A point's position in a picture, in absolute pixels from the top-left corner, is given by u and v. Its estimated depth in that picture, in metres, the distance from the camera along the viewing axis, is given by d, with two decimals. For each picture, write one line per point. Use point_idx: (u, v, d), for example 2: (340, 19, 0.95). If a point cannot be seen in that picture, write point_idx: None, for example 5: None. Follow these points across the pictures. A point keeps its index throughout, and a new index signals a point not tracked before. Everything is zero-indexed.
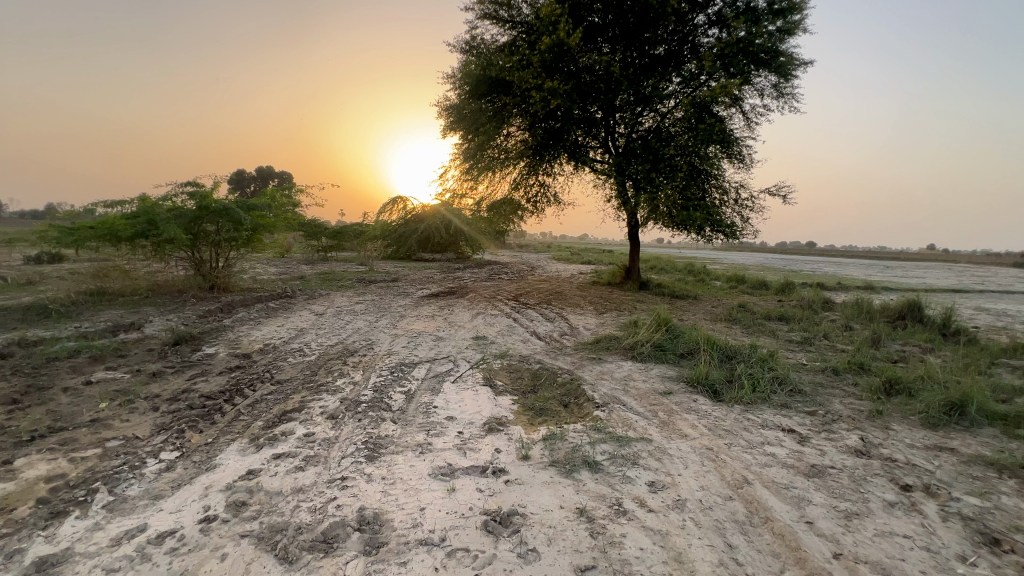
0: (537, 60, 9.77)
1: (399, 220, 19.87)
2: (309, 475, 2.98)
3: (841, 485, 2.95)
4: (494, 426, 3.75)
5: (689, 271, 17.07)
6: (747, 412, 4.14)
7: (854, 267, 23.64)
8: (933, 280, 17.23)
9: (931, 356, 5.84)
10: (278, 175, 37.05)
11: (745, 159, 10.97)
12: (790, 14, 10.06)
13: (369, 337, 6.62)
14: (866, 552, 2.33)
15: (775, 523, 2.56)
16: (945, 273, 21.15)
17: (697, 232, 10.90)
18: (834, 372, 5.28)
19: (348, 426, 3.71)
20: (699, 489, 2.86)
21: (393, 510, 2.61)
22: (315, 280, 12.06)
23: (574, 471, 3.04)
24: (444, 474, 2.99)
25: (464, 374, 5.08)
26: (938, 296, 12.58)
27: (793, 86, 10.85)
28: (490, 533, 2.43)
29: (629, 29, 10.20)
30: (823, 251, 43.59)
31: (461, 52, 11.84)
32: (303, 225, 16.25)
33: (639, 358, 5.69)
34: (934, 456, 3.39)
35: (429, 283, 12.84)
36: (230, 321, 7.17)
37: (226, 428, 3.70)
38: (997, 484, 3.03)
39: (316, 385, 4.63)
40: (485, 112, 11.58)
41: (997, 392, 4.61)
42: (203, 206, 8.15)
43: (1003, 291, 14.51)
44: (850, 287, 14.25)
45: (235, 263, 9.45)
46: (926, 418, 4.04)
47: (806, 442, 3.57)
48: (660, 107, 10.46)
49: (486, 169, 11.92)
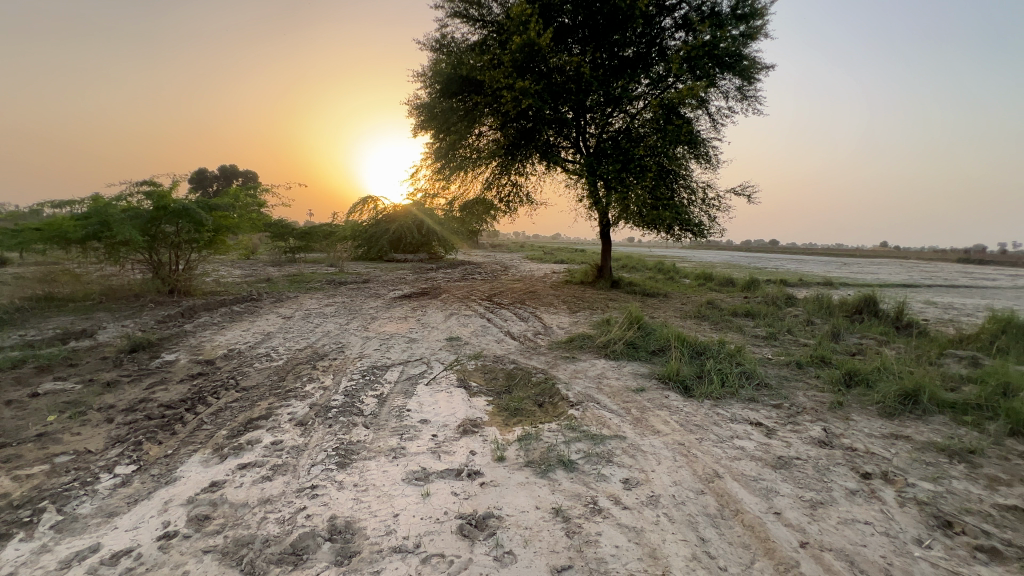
0: (508, 59, 9.77)
1: (369, 220, 19.55)
2: (277, 485, 2.88)
3: (806, 475, 3.05)
4: (469, 428, 3.71)
5: (658, 269, 17.41)
6: (716, 406, 4.24)
7: (814, 264, 24.70)
8: (886, 276, 18.05)
9: (886, 348, 6.15)
10: (244, 175, 35.93)
11: (711, 159, 11.24)
12: (753, 19, 10.36)
13: (340, 340, 6.48)
14: (831, 540, 2.41)
15: (745, 515, 2.62)
16: (897, 268, 22.30)
17: (666, 231, 11.15)
18: (798, 366, 5.48)
19: (318, 432, 3.61)
20: (672, 485, 2.91)
21: (366, 518, 2.54)
22: (282, 282, 11.72)
23: (549, 471, 3.04)
24: (418, 479, 2.94)
25: (438, 376, 5.03)
26: (890, 291, 13.27)
27: (756, 89, 11.17)
28: (465, 537, 2.39)
29: (599, 30, 10.32)
30: (782, 249, 45.51)
31: (432, 50, 11.75)
32: (270, 225, 15.71)
33: (612, 355, 5.76)
34: (891, 444, 3.56)
35: (401, 284, 12.72)
36: (192, 327, 6.87)
37: (188, 438, 3.54)
38: (947, 469, 3.21)
39: (283, 391, 4.48)
40: (456, 111, 11.52)
41: (946, 380, 4.88)
42: (160, 206, 7.75)
43: (948, 285, 15.40)
44: (810, 283, 14.83)
45: (196, 265, 9.08)
46: (882, 407, 4.24)
47: (772, 434, 3.68)
48: (630, 108, 10.62)
49: (457, 168, 11.82)
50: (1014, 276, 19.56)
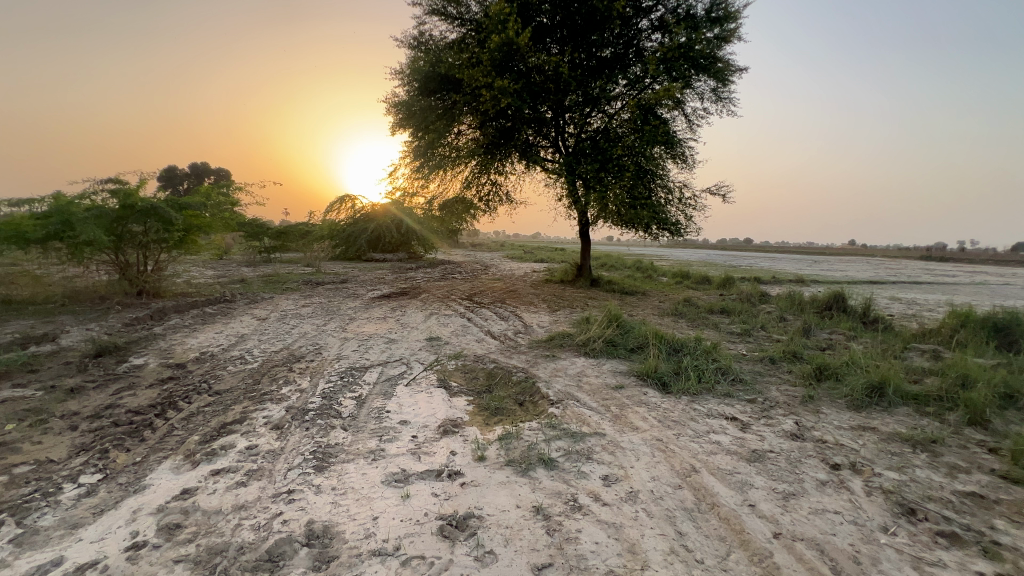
0: (487, 58, 9.75)
1: (347, 220, 19.24)
2: (252, 490, 2.81)
3: (779, 468, 3.14)
4: (450, 428, 3.69)
5: (637, 267, 17.63)
6: (693, 402, 4.33)
7: (786, 262, 25.42)
8: (854, 273, 18.66)
9: (854, 343, 6.36)
10: (215, 173, 34.87)
11: (688, 160, 11.44)
12: (727, 22, 10.57)
13: (318, 341, 6.37)
14: (802, 530, 2.49)
15: (721, 508, 2.68)
16: (865, 266, 23.06)
17: (644, 230, 11.28)
18: (771, 361, 5.63)
19: (295, 436, 3.54)
20: (651, 480, 2.95)
21: (344, 522, 2.50)
22: (257, 283, 11.45)
23: (530, 469, 3.05)
24: (398, 481, 2.91)
25: (418, 376, 4.99)
26: (858, 288, 13.75)
27: (730, 90, 11.41)
28: (445, 538, 2.38)
29: (577, 30, 10.38)
30: (755, 247, 46.61)
31: (410, 47, 11.65)
32: (243, 224, 15.30)
33: (592, 353, 5.81)
34: (859, 436, 3.68)
35: (380, 284, 12.54)
36: (162, 329, 6.65)
37: (158, 444, 3.43)
38: (911, 458, 3.34)
39: (258, 394, 4.38)
40: (435, 110, 11.44)
41: (910, 373, 5.08)
42: (127, 205, 7.49)
43: (912, 281, 16.03)
44: (783, 280, 15.23)
45: (166, 266, 8.80)
46: (851, 400, 4.39)
47: (747, 429, 3.77)
48: (608, 108, 10.73)
49: (436, 167, 11.73)
50: (973, 273, 20.51)
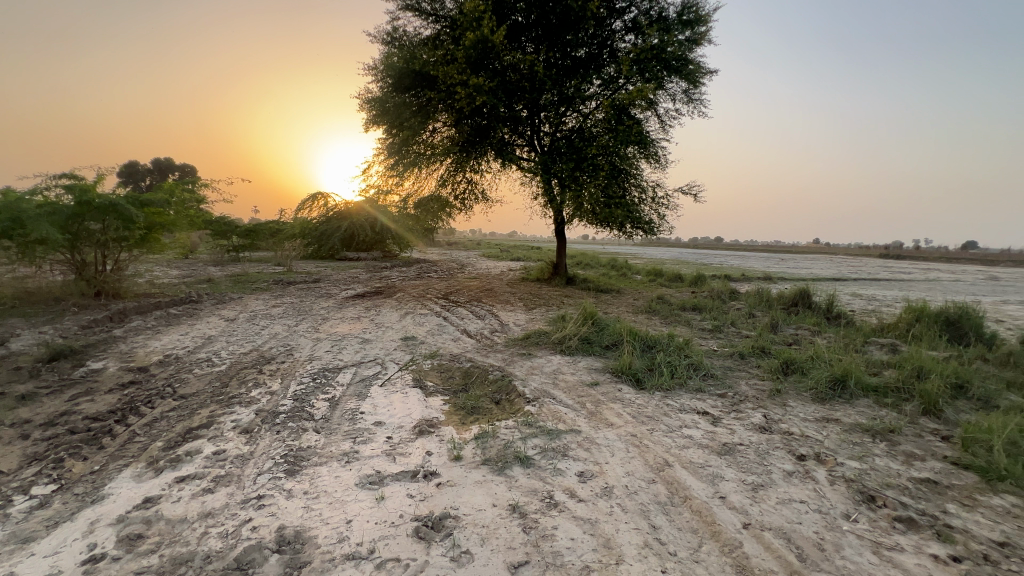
0: (462, 55, 9.69)
1: (320, 218, 18.82)
2: (219, 497, 2.72)
3: (748, 460, 3.23)
4: (425, 428, 3.66)
5: (612, 265, 17.85)
6: (666, 398, 4.41)
7: (755, 260, 26.16)
8: (818, 271, 19.35)
9: (818, 338, 6.60)
10: (179, 168, 33.51)
11: (660, 160, 11.64)
12: (698, 25, 10.78)
13: (289, 342, 6.22)
14: (770, 520, 2.56)
15: (693, 501, 2.74)
16: (829, 263, 23.93)
17: (618, 228, 11.43)
18: (741, 356, 5.79)
19: (265, 439, 3.44)
20: (625, 475, 3.00)
21: (317, 526, 2.45)
22: (225, 283, 11.08)
23: (506, 468, 3.05)
24: (372, 483, 2.87)
25: (393, 377, 4.92)
26: (822, 285, 14.29)
27: (701, 92, 11.65)
28: (421, 539, 2.36)
29: (552, 29, 10.41)
30: (725, 245, 47.77)
31: (383, 43, 11.48)
32: (209, 222, 14.77)
33: (567, 351, 5.86)
34: (823, 427, 3.83)
35: (354, 283, 12.31)
36: (122, 332, 6.36)
37: (118, 452, 3.28)
38: (871, 447, 3.49)
39: (226, 397, 4.24)
40: (410, 106, 11.30)
41: (870, 365, 5.30)
42: (84, 201, 7.14)
43: (872, 278, 16.74)
44: (751, 278, 15.69)
45: (126, 266, 8.42)
46: (815, 393, 4.56)
47: (718, 422, 3.87)
48: (583, 108, 10.83)
49: (411, 165, 11.59)
50: (928, 270, 21.54)
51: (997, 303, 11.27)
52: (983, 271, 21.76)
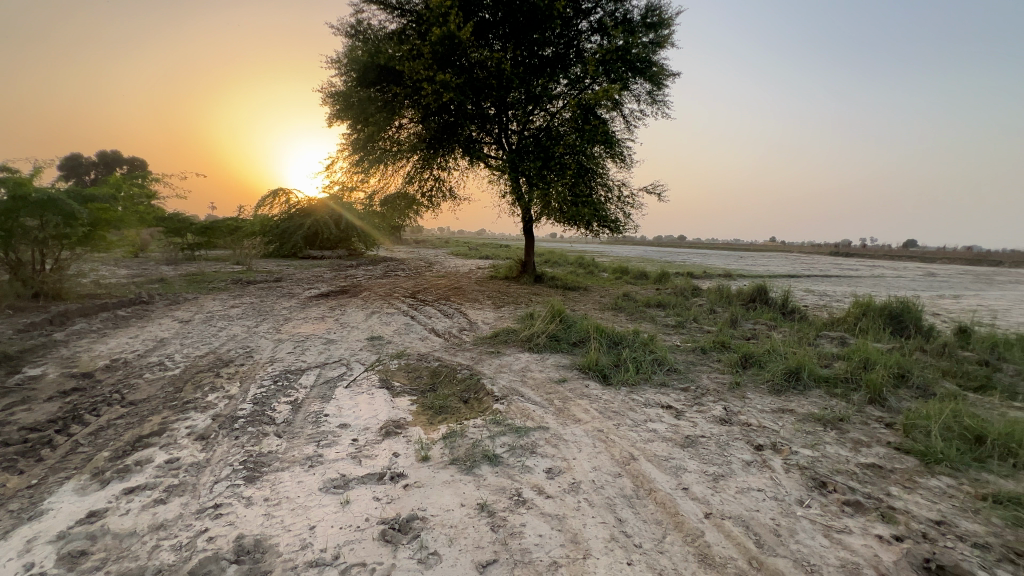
0: (428, 51, 9.58)
1: (281, 215, 18.20)
2: (172, 508, 2.59)
3: (709, 451, 3.33)
4: (392, 429, 3.60)
5: (579, 263, 18.06)
6: (632, 393, 4.50)
7: (716, 258, 27.10)
8: (775, 268, 20.21)
9: (775, 333, 6.90)
10: (126, 161, 31.61)
11: (626, 159, 11.86)
12: (661, 28, 11.02)
13: (249, 344, 5.98)
14: (730, 509, 2.66)
15: (657, 493, 2.81)
16: (784, 261, 25.04)
17: (585, 227, 11.58)
18: (702, 351, 5.98)
19: (223, 446, 3.30)
20: (592, 470, 3.04)
21: (278, 534, 2.37)
22: (178, 283, 10.54)
23: (474, 467, 3.04)
24: (337, 487, 2.80)
25: (358, 378, 4.81)
26: (777, 281, 14.94)
27: (664, 94, 11.93)
28: (388, 543, 2.32)
29: (519, 27, 10.40)
30: (687, 243, 49.18)
31: (347, 36, 11.20)
32: (161, 219, 13.99)
33: (536, 348, 5.89)
34: (778, 417, 4.00)
35: (318, 282, 11.95)
36: (64, 336, 5.95)
37: (59, 464, 3.07)
38: (822, 435, 3.67)
39: (180, 403, 4.04)
40: (375, 101, 11.06)
41: (821, 358, 5.58)
42: (18, 196, 6.63)
43: (823, 275, 17.62)
44: (713, 275, 16.23)
45: (68, 265, 7.88)
46: (772, 385, 4.76)
47: (681, 416, 3.98)
48: (550, 107, 10.90)
49: (377, 161, 11.35)
50: (875, 267, 22.80)
51: (934, 297, 12.10)
52: (922, 267, 23.32)
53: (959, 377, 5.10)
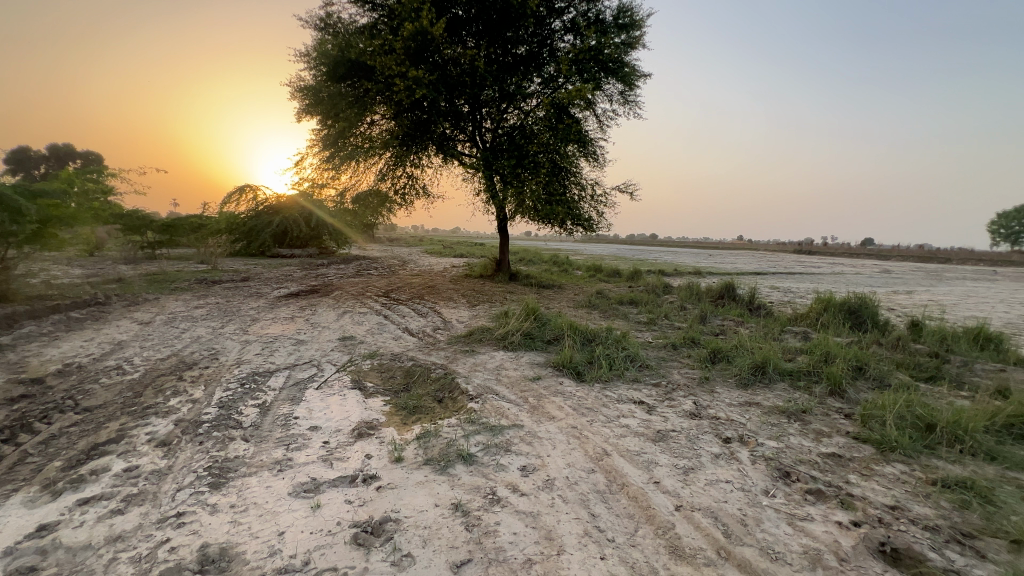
0: (400, 46, 9.44)
1: (247, 212, 17.62)
2: (131, 518, 2.47)
3: (679, 445, 3.41)
4: (365, 430, 3.54)
5: (553, 261, 18.15)
6: (605, 389, 4.57)
7: (686, 256, 27.71)
8: (742, 265, 20.81)
9: (742, 328, 7.11)
10: (79, 155, 29.96)
11: (599, 158, 11.98)
12: (632, 30, 11.18)
13: (214, 345, 5.77)
14: (700, 501, 2.72)
15: (630, 488, 2.85)
16: (751, 259, 25.83)
17: (559, 225, 11.65)
18: (673, 347, 6.11)
19: (186, 452, 3.18)
20: (566, 467, 3.06)
21: (245, 541, 2.30)
22: (137, 283, 10.07)
23: (449, 467, 3.01)
24: (307, 491, 2.73)
25: (330, 379, 4.71)
26: (744, 279, 15.39)
27: (636, 94, 12.11)
28: (360, 546, 2.28)
29: (492, 25, 10.35)
30: (658, 242, 50.19)
31: (316, 29, 10.93)
32: (117, 216, 13.32)
33: (510, 346, 5.90)
34: (745, 410, 4.13)
35: (287, 282, 11.64)
36: (10, 340, 5.59)
37: (6, 475, 2.90)
38: (786, 427, 3.81)
39: (139, 408, 3.86)
40: (346, 97, 10.83)
41: (786, 352, 5.78)
42: None
43: (788, 272, 18.24)
44: (683, 273, 16.60)
45: (14, 265, 7.39)
46: (739, 378, 4.91)
47: (653, 411, 4.05)
48: (524, 106, 10.91)
49: (348, 158, 11.13)
50: (836, 264, 23.76)
51: (889, 293, 12.71)
52: (879, 265, 24.45)
53: (912, 368, 5.38)
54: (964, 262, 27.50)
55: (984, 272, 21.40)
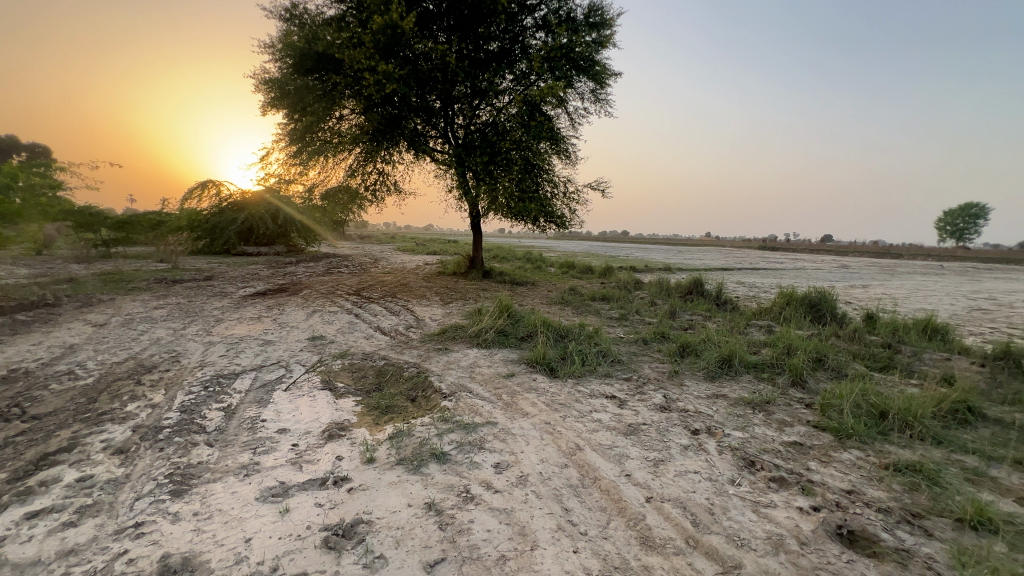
0: (369, 40, 9.25)
1: (211, 208, 16.97)
2: (85, 530, 2.35)
3: (650, 438, 3.48)
4: (336, 431, 3.47)
5: (527, 258, 18.22)
6: (578, 384, 4.62)
7: (656, 252, 28.22)
8: (710, 261, 21.36)
9: (709, 323, 7.30)
10: (22, 148, 28.16)
11: (571, 156, 12.05)
12: (603, 28, 11.26)
13: (175, 347, 5.54)
14: (670, 492, 2.79)
15: (602, 481, 2.90)
16: (719, 255, 26.54)
17: (532, 222, 11.67)
18: (644, 342, 6.23)
19: (145, 459, 3.04)
20: (539, 462, 3.09)
21: (209, 550, 2.22)
22: (90, 283, 9.56)
23: (422, 466, 2.99)
24: (275, 495, 2.66)
25: (299, 379, 4.60)
26: (712, 274, 15.78)
27: (607, 93, 12.22)
28: (331, 549, 2.23)
29: (463, 20, 10.29)
30: (627, 239, 51.08)
31: (281, 20, 10.59)
32: (68, 213, 12.60)
33: (484, 344, 5.89)
34: (713, 402, 4.25)
35: (254, 281, 11.30)
36: None
37: None
38: (751, 417, 3.94)
39: (94, 415, 3.67)
40: (313, 90, 10.54)
41: (751, 345, 5.97)
42: None
43: (753, 268, 18.79)
44: (654, 269, 16.91)
45: None
46: (707, 371, 5.06)
47: (624, 405, 4.13)
48: (496, 102, 10.87)
49: (316, 153, 10.86)
50: (798, 260, 24.66)
51: (846, 287, 13.29)
52: (837, 260, 25.52)
53: (867, 359, 5.65)
54: (914, 257, 29.01)
55: (932, 267, 22.63)
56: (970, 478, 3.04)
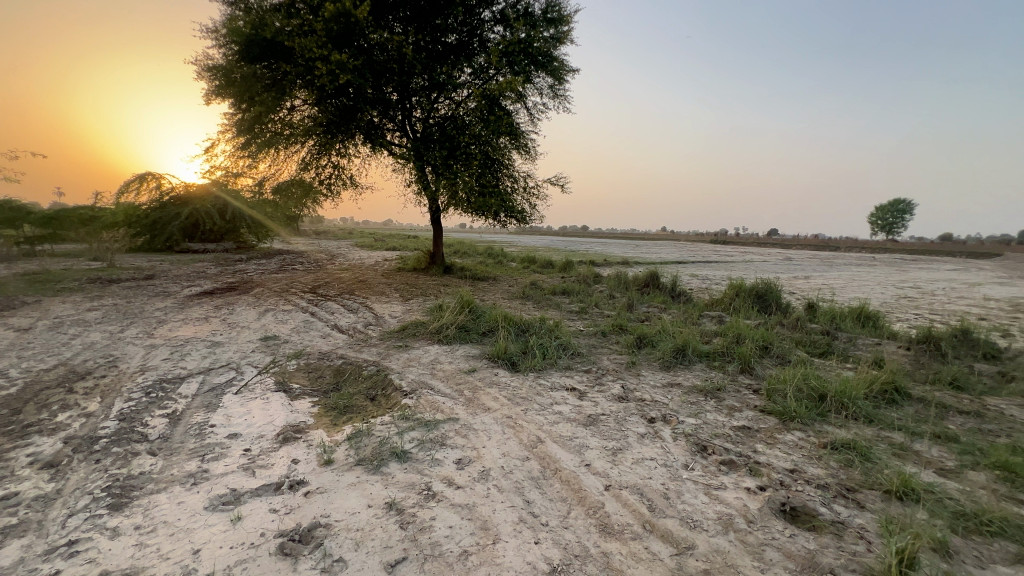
0: (321, 28, 8.93)
1: (150, 203, 15.87)
2: (9, 553, 2.17)
3: (609, 428, 3.57)
4: (291, 434, 3.36)
5: (489, 254, 18.18)
6: (539, 377, 4.68)
7: (613, 247, 28.88)
8: (665, 255, 22.11)
9: (665, 314, 7.54)
10: None
11: (531, 150, 12.06)
12: (560, 25, 11.33)
13: (112, 352, 5.18)
14: (628, 479, 2.88)
15: (562, 472, 2.95)
16: (674, 249, 27.41)
17: (493, 217, 11.63)
18: (603, 334, 6.37)
19: (79, 473, 2.83)
20: (501, 457, 3.10)
21: (153, 564, 2.10)
22: (11, 284, 8.76)
23: (382, 466, 2.94)
24: (226, 503, 2.54)
25: (250, 382, 4.41)
26: (668, 268, 16.30)
27: (565, 88, 12.30)
28: (287, 556, 2.16)
29: (420, 11, 10.12)
30: (586, 233, 51.97)
31: (224, 3, 10.01)
32: None
33: (445, 340, 5.85)
34: (668, 391, 4.40)
35: (200, 279, 10.69)
36: None
37: None
38: (704, 404, 4.11)
39: (18, 428, 3.38)
40: (262, 79, 10.05)
41: (704, 335, 6.21)
42: None
43: (706, 261, 19.60)
44: (613, 262, 17.27)
45: None
46: (662, 361, 5.23)
47: (584, 396, 4.21)
48: (455, 96, 10.75)
49: (266, 145, 10.39)
50: (747, 253, 25.89)
51: (789, 278, 14.08)
52: (780, 253, 26.99)
53: (808, 345, 6.01)
54: (849, 250, 31.06)
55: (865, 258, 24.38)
56: (897, 453, 3.30)
